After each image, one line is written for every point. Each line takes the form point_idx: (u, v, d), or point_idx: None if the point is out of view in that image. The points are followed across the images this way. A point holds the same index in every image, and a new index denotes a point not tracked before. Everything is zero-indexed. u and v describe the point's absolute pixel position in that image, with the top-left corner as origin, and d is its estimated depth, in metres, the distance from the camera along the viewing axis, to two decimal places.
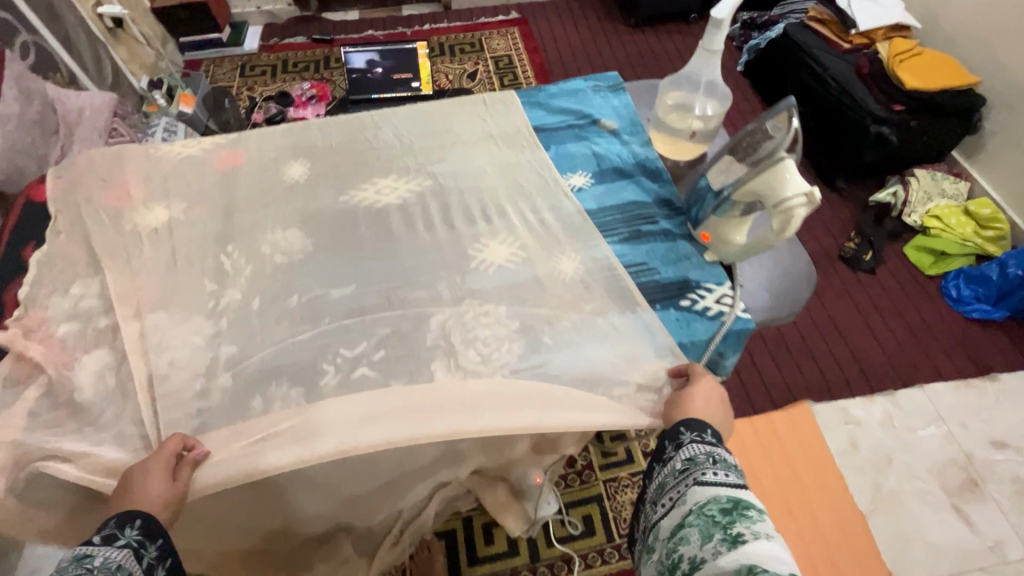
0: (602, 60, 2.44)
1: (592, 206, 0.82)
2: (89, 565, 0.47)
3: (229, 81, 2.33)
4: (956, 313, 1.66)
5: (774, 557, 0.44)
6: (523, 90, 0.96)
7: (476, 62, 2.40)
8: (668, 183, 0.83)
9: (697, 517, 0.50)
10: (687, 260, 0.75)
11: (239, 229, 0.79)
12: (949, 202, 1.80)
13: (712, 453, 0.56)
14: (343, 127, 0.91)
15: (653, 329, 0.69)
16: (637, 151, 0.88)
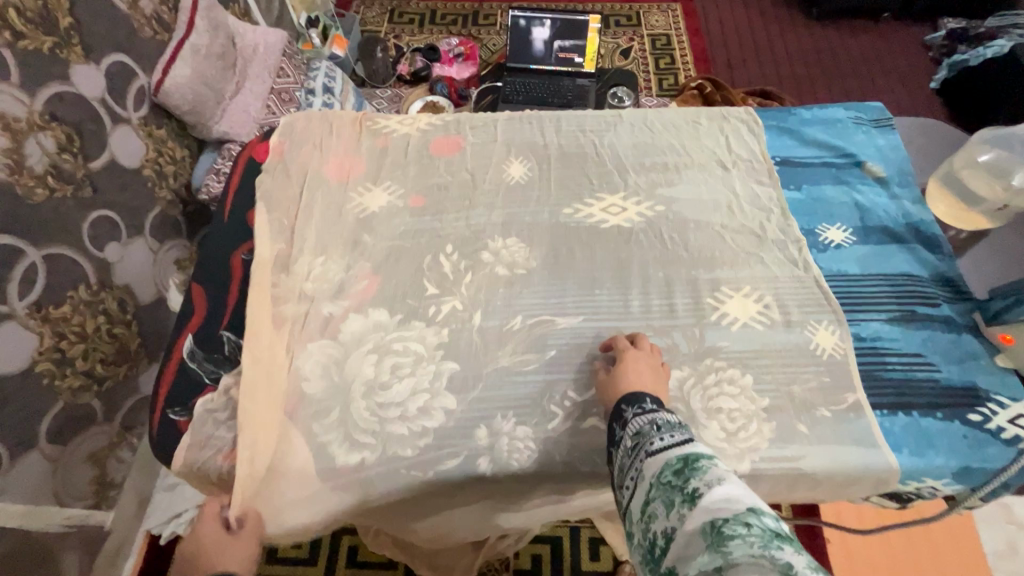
0: (772, 51, 2.18)
1: (852, 268, 0.71)
2: None
3: (377, 25, 2.30)
4: None
5: (733, 499, 0.39)
6: (771, 110, 0.85)
7: (632, 38, 2.22)
8: (948, 258, 0.71)
9: (655, 489, 0.44)
10: (973, 360, 0.64)
11: (459, 228, 0.75)
12: None
13: (654, 419, 0.50)
14: (567, 127, 0.84)
15: (932, 443, 0.59)
16: (909, 208, 0.75)
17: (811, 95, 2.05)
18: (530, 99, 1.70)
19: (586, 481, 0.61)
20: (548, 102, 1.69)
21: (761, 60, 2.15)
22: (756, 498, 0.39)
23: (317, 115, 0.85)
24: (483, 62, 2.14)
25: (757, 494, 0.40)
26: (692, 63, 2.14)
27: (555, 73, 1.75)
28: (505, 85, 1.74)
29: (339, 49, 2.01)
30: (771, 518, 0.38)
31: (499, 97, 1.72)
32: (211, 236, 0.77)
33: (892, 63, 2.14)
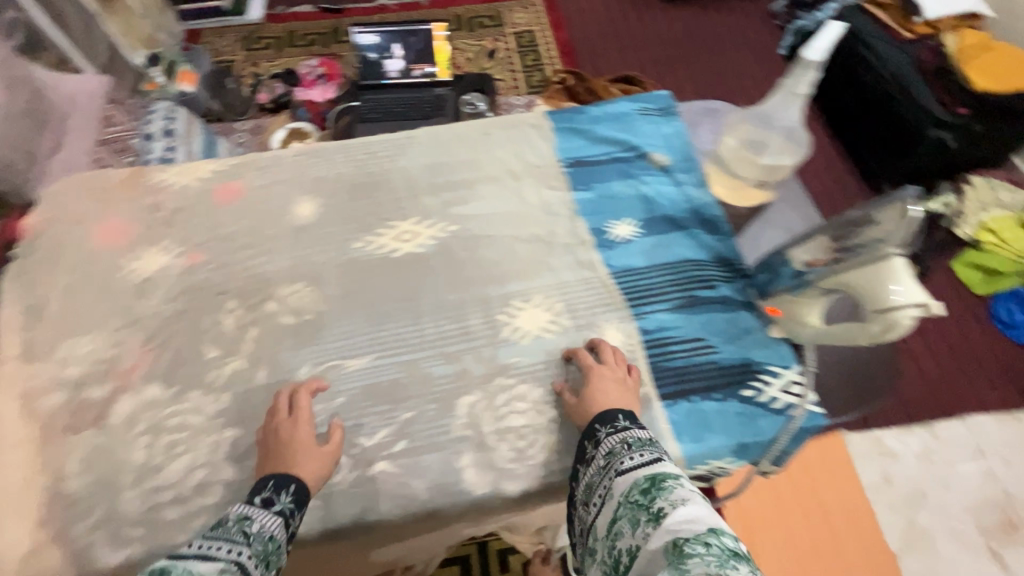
0: (633, 36, 2.24)
1: (640, 261, 0.72)
2: (247, 530, 0.47)
3: (232, 53, 2.18)
4: (1003, 339, 1.55)
5: (694, 520, 0.41)
6: (562, 111, 0.85)
7: (496, 38, 2.22)
8: (727, 237, 0.74)
9: (622, 509, 0.46)
10: (748, 335, 0.66)
11: (243, 281, 0.71)
12: (1005, 213, 1.66)
13: (626, 438, 0.51)
14: (358, 157, 0.81)
15: (710, 426, 0.61)
16: (691, 193, 0.77)
17: (672, 75, 2.12)
18: (387, 115, 1.66)
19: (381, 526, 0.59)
20: (406, 116, 1.65)
21: (623, 46, 2.20)
22: (720, 519, 0.41)
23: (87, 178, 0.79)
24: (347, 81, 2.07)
25: (719, 515, 0.41)
26: (558, 56, 2.16)
27: (411, 85, 1.72)
28: (361, 104, 1.68)
29: (189, 84, 1.81)
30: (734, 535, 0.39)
31: (355, 117, 1.66)
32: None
33: (741, 36, 2.25)
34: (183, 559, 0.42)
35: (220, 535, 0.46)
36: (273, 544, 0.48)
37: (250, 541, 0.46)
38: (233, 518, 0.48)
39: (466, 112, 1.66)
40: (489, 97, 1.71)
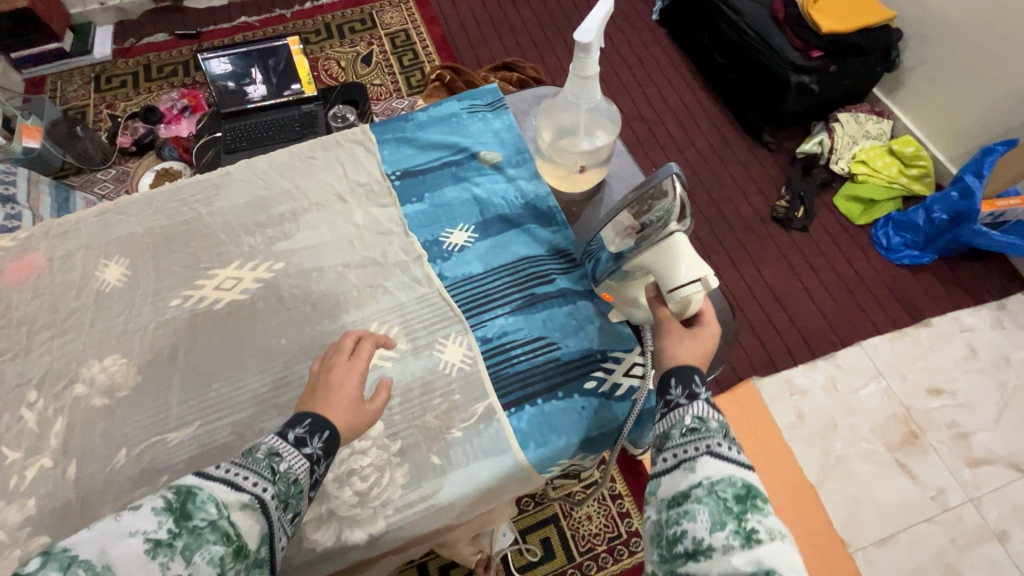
0: (508, 21, 2.21)
1: (478, 267, 0.71)
2: (276, 465, 0.51)
3: (82, 98, 2.01)
4: (888, 262, 1.63)
5: (781, 559, 0.44)
6: (386, 120, 0.81)
7: (370, 42, 2.14)
8: (561, 227, 0.74)
9: (708, 496, 0.48)
10: (589, 326, 0.67)
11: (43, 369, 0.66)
12: (873, 144, 1.76)
13: (725, 422, 0.53)
14: (165, 205, 0.75)
15: (557, 426, 0.62)
16: (524, 187, 0.76)
17: (551, 56, 2.11)
18: (254, 140, 1.56)
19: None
20: (274, 138, 1.56)
21: (500, 33, 2.17)
22: (800, 562, 0.45)
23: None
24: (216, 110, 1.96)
25: (796, 557, 0.45)
26: (435, 52, 2.10)
27: (277, 106, 1.61)
28: (224, 133, 1.56)
29: (32, 139, 1.67)
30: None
31: (220, 149, 1.55)
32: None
33: None
34: (208, 483, 0.47)
35: (254, 464, 0.50)
36: (297, 486, 0.51)
37: (277, 480, 0.50)
38: (266, 452, 0.51)
39: (337, 126, 1.57)
40: (361, 107, 1.62)
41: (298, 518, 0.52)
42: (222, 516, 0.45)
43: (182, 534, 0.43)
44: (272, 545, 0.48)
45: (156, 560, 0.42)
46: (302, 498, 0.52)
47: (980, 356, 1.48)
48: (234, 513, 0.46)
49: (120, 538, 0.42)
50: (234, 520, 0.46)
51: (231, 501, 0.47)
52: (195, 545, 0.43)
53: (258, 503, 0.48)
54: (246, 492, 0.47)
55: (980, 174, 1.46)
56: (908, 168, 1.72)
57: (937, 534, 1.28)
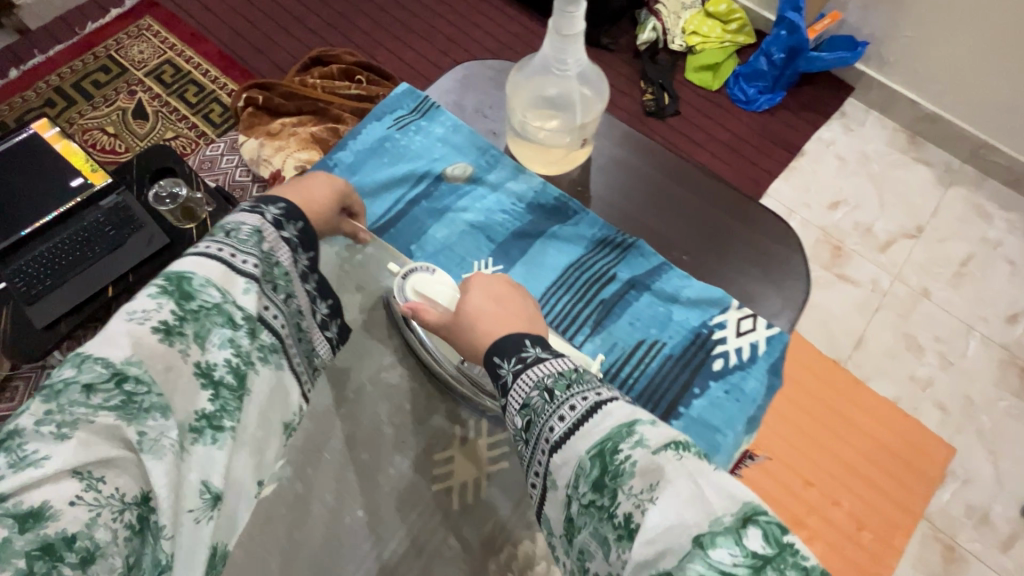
0: (286, 8, 1.87)
1: (532, 297, 0.84)
2: (264, 248, 0.59)
3: None
4: (752, 113, 1.76)
5: (670, 523, 0.44)
6: (329, 174, 0.90)
7: (131, 91, 1.68)
8: (575, 219, 0.88)
9: (581, 508, 0.50)
10: (671, 315, 0.83)
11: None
12: (692, 13, 1.85)
13: (541, 392, 0.58)
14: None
15: (717, 411, 0.77)
16: (508, 190, 0.90)
17: (358, 32, 1.86)
18: (61, 271, 1.18)
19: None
20: (90, 256, 1.19)
21: (284, 25, 1.84)
22: (690, 501, 0.44)
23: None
24: None
25: (694, 499, 0.44)
26: (222, 74, 1.73)
27: (63, 218, 1.21)
28: (11, 281, 1.15)
29: None
30: (728, 550, 0.41)
31: (19, 302, 1.14)
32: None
33: None
34: (199, 270, 0.53)
35: (243, 247, 0.57)
36: (281, 266, 0.61)
37: (266, 262, 0.59)
38: (250, 234, 0.59)
39: (168, 210, 1.24)
40: (183, 171, 1.28)
41: (284, 291, 0.61)
42: (226, 300, 0.52)
43: (187, 322, 0.49)
44: (271, 323, 0.58)
45: (174, 346, 0.47)
46: (286, 278, 0.62)
47: (848, 161, 1.71)
48: (238, 296, 0.54)
49: (130, 329, 0.46)
50: (237, 303, 0.53)
51: (231, 285, 0.54)
52: (204, 329, 0.50)
53: (256, 282, 0.56)
54: (241, 273, 0.55)
55: (798, 8, 1.60)
56: (728, 24, 1.85)
57: (888, 316, 1.50)
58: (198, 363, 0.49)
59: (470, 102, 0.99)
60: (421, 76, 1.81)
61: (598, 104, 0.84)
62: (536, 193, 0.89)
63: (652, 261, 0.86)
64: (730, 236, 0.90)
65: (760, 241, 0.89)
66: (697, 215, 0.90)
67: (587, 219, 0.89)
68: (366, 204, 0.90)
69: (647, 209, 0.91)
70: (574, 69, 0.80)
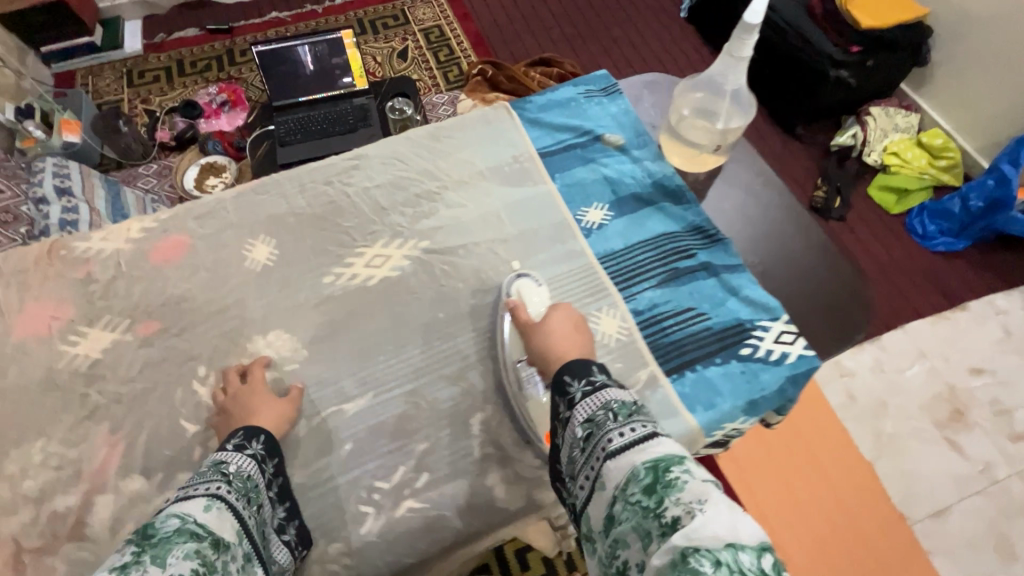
0: (541, 17, 2.24)
1: (620, 243, 0.91)
2: (226, 467, 0.64)
3: (115, 92, 1.98)
4: (924, 249, 1.70)
5: (703, 525, 0.49)
6: (513, 103, 1.06)
7: (404, 38, 2.15)
8: (690, 205, 0.95)
9: (624, 508, 0.55)
10: (728, 302, 0.85)
11: (221, 338, 0.84)
12: (902, 136, 1.83)
13: (608, 410, 0.64)
14: (312, 192, 0.95)
15: (727, 391, 0.77)
16: (646, 166, 0.99)
17: (586, 53, 2.15)
18: (309, 134, 1.58)
19: (403, 494, 0.76)
20: (331, 132, 1.58)
21: (533, 29, 2.20)
22: (724, 518, 0.49)
23: (67, 259, 0.88)
24: (254, 104, 1.96)
25: (726, 514, 0.50)
26: (470, 48, 2.12)
27: (327, 99, 1.62)
28: (277, 127, 1.58)
29: (73, 134, 1.73)
30: (750, 553, 0.46)
31: (275, 142, 1.57)
32: (9, 410, 0.78)
33: (642, 4, 2.30)
34: (161, 512, 0.54)
35: (204, 478, 0.61)
36: (250, 480, 0.64)
37: (231, 477, 0.62)
38: (214, 464, 0.64)
39: (393, 119, 1.60)
40: (414, 100, 1.63)
41: (255, 508, 0.63)
42: (186, 522, 0.54)
43: (145, 551, 0.49)
44: (242, 518, 0.59)
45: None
46: (256, 492, 0.65)
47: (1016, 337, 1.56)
48: (196, 515, 0.55)
49: None
50: (199, 522, 0.55)
51: (190, 509, 0.56)
52: (160, 553, 0.49)
53: (219, 498, 0.59)
54: (201, 496, 0.58)
55: (1016, 163, 1.56)
56: (936, 159, 1.80)
57: (987, 506, 1.34)
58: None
59: (648, 99, 1.17)
60: None
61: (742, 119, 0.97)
62: (664, 173, 0.97)
63: (732, 260, 0.90)
64: (829, 303, 0.98)
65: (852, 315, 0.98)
66: (807, 277, 0.99)
67: (696, 209, 0.96)
68: (535, 134, 1.03)
69: (768, 252, 1.00)
70: (732, 85, 0.94)
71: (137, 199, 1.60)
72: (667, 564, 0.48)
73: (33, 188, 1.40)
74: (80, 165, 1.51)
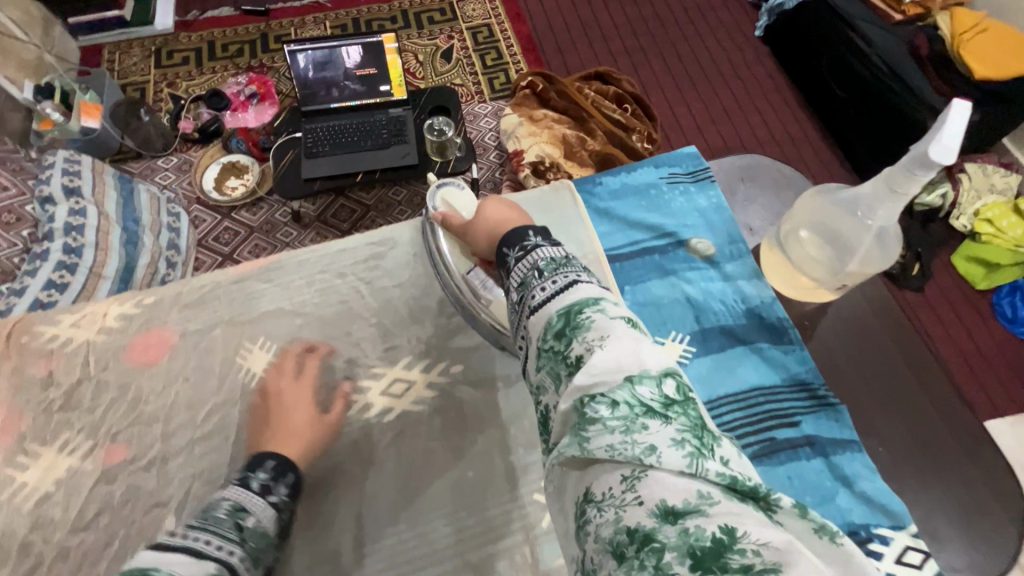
0: (601, 24, 2.04)
1: (704, 393, 0.79)
2: (247, 519, 0.61)
3: (141, 73, 1.87)
4: (1009, 335, 1.52)
5: (607, 365, 0.46)
6: (580, 183, 0.96)
7: (450, 36, 1.98)
8: (792, 349, 0.82)
9: (542, 356, 0.51)
10: (839, 497, 0.72)
11: (196, 483, 0.73)
12: (997, 199, 1.62)
13: (535, 265, 0.57)
14: (318, 287, 0.89)
15: None
16: (738, 288, 0.87)
17: (646, 69, 1.96)
18: (338, 145, 1.44)
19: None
20: (362, 146, 1.44)
21: (591, 37, 2.01)
22: (629, 353, 0.46)
23: (39, 339, 0.82)
24: (284, 98, 1.83)
25: (633, 348, 0.47)
26: (520, 54, 1.94)
27: (361, 108, 1.48)
28: (304, 135, 1.45)
29: (93, 119, 1.62)
30: (649, 385, 0.44)
31: (302, 151, 1.43)
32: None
33: (715, 17, 2.08)
34: (163, 565, 0.50)
35: (221, 528, 0.58)
36: (264, 538, 0.61)
37: (247, 536, 0.59)
38: (234, 510, 0.61)
39: (430, 139, 1.44)
40: (455, 117, 1.48)
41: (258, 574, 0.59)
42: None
43: None
44: None
45: None
46: (266, 552, 0.61)
47: None
48: None
49: None
50: None
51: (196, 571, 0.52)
52: None
53: (227, 566, 0.55)
54: (211, 560, 0.54)
55: None
56: None
57: None
58: None
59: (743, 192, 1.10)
60: (681, 132, 1.84)
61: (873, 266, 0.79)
62: (763, 304, 0.85)
63: (843, 432, 0.77)
64: (973, 506, 0.79)
65: (1005, 529, 0.79)
66: (926, 433, 0.82)
67: (799, 356, 0.83)
68: (606, 229, 0.92)
69: (874, 394, 0.85)
70: (878, 223, 0.76)
71: (151, 199, 1.48)
72: (573, 409, 0.45)
73: (40, 186, 1.28)
74: (93, 160, 1.39)
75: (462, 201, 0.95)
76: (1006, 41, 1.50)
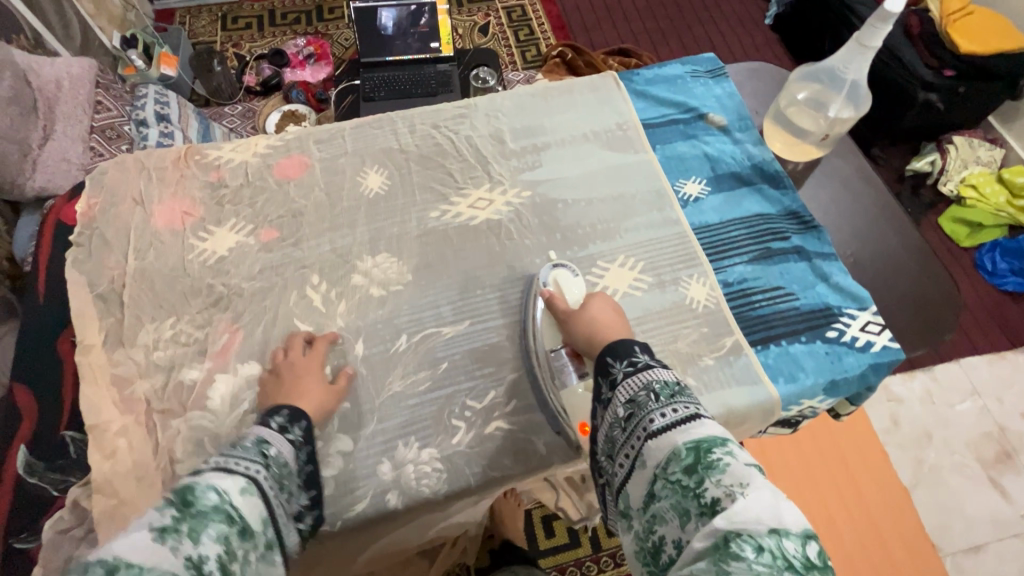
0: (624, 8, 2.24)
1: (715, 217, 0.94)
2: (269, 451, 0.62)
3: (209, 35, 2.07)
4: (989, 287, 1.68)
5: (749, 513, 0.48)
6: (622, 74, 1.11)
7: (487, 13, 2.18)
8: (788, 191, 0.97)
9: (664, 485, 0.55)
10: (821, 288, 0.87)
11: (331, 256, 0.90)
12: (983, 170, 1.78)
13: (649, 390, 0.62)
14: (421, 134, 1.02)
15: (810, 367, 0.79)
16: (748, 150, 1.02)
17: (664, 47, 2.15)
18: (392, 92, 1.63)
19: (493, 414, 0.79)
20: (413, 93, 1.63)
21: (614, 18, 2.21)
22: (767, 504, 0.49)
23: None
24: (338, 60, 2.02)
25: (771, 499, 0.49)
26: (550, 31, 2.14)
27: (413, 62, 1.67)
28: (363, 82, 1.64)
29: (170, 68, 1.81)
30: (793, 540, 0.47)
31: (360, 96, 1.63)
32: (138, 294, 0.86)
33: (727, 6, 2.28)
34: (202, 479, 0.54)
35: (246, 454, 0.60)
36: (287, 467, 0.63)
37: (271, 462, 0.61)
38: (258, 443, 0.63)
39: (474, 88, 1.63)
40: (497, 71, 1.67)
41: (287, 495, 0.61)
42: (225, 501, 0.53)
43: (185, 519, 0.49)
44: (275, 518, 0.57)
45: (166, 543, 0.47)
46: (292, 479, 0.63)
47: None
48: (236, 498, 0.54)
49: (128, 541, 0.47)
50: (235, 503, 0.53)
51: (230, 486, 0.54)
52: (200, 527, 0.49)
53: (255, 483, 0.57)
54: (243, 476, 0.57)
55: None
56: (1017, 198, 1.73)
57: None
58: (190, 561, 0.47)
59: (750, 85, 1.21)
60: None
61: (853, 111, 0.98)
62: (765, 158, 0.99)
63: (825, 248, 0.91)
64: (924, 304, 0.99)
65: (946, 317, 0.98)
66: (895, 262, 1.01)
67: (793, 196, 0.97)
68: (642, 105, 1.07)
69: (857, 235, 1.02)
70: (851, 75, 0.96)
71: (223, 134, 1.67)
72: (714, 543, 0.48)
73: (137, 110, 1.48)
74: (178, 96, 1.59)
75: (572, 288, 0.82)
76: (987, 24, 1.68)
